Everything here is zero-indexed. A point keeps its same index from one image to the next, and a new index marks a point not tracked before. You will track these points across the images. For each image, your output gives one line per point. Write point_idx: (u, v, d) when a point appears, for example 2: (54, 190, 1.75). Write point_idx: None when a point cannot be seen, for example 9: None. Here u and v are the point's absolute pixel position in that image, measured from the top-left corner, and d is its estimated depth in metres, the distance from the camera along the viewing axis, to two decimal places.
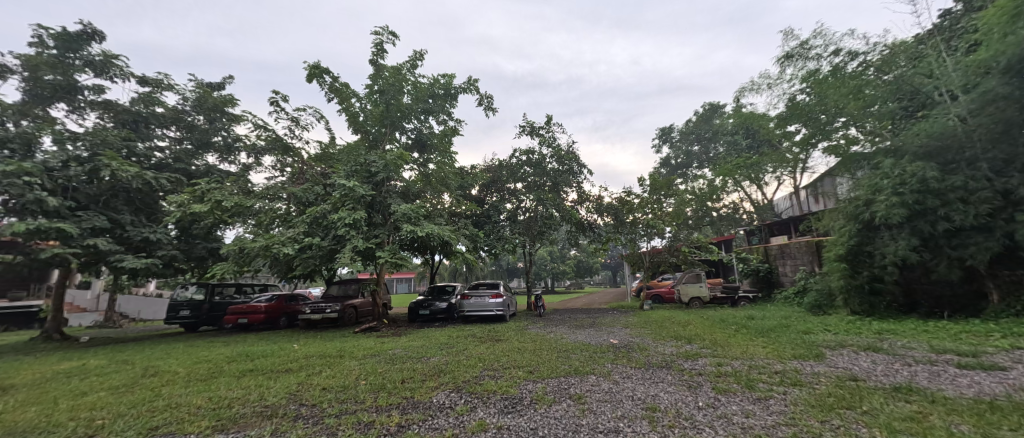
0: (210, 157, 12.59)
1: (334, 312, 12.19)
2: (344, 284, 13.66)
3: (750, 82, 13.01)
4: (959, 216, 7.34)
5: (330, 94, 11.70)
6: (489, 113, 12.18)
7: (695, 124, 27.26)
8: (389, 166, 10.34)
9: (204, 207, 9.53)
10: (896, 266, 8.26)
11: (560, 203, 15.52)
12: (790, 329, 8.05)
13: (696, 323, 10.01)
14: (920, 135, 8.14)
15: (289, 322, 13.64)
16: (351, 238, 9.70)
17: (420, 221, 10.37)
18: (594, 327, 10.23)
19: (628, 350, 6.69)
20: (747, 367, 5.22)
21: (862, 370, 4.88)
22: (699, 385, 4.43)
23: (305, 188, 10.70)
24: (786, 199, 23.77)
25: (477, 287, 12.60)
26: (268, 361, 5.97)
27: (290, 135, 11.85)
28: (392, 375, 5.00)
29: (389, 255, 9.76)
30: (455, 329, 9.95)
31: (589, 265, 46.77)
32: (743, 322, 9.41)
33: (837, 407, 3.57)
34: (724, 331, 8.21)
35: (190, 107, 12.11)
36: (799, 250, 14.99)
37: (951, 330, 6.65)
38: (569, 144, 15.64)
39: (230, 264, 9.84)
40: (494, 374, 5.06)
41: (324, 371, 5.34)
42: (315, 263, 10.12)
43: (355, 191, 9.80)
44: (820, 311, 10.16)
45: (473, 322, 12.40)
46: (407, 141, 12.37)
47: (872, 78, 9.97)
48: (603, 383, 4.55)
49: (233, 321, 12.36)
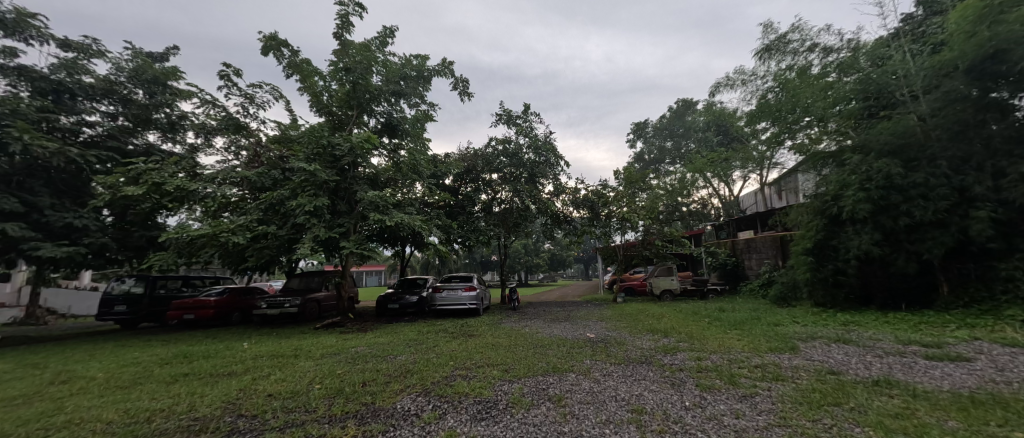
0: (151, 135, 11.52)
1: (293, 307, 11.44)
2: (306, 277, 12.83)
3: (726, 77, 13.07)
4: (919, 211, 7.56)
5: (289, 70, 10.76)
6: (465, 99, 11.61)
7: (668, 120, 27.63)
8: (355, 150, 9.61)
9: (139, 191, 8.51)
10: (859, 259, 8.50)
11: (537, 195, 15.23)
12: (760, 321, 8.13)
13: (668, 315, 10.05)
14: (885, 132, 8.36)
15: (243, 318, 12.70)
16: (312, 226, 8.96)
17: (389, 209, 9.73)
18: (570, 322, 10.02)
19: (606, 345, 6.50)
20: (725, 361, 5.12)
21: (838, 362, 4.84)
22: (681, 382, 4.24)
23: (261, 172, 9.83)
24: (752, 195, 24.64)
25: (450, 279, 12.13)
26: (209, 364, 5.36)
27: (244, 113, 10.85)
28: (351, 377, 4.53)
29: (354, 245, 9.08)
30: (426, 324, 9.49)
31: (561, 258, 46.94)
32: (715, 315, 9.49)
33: (823, 404, 3.44)
34: (697, 324, 8.20)
35: (125, 78, 10.96)
36: (765, 245, 15.44)
37: (911, 321, 6.86)
38: (547, 134, 15.38)
39: (172, 255, 8.89)
40: (466, 374, 4.67)
41: (273, 374, 4.81)
42: (272, 253, 9.34)
43: (317, 176, 9.03)
44: (785, 303, 10.47)
45: (444, 316, 11.95)
46: (376, 124, 11.58)
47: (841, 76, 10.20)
48: (584, 382, 4.28)
49: (178, 317, 11.32)
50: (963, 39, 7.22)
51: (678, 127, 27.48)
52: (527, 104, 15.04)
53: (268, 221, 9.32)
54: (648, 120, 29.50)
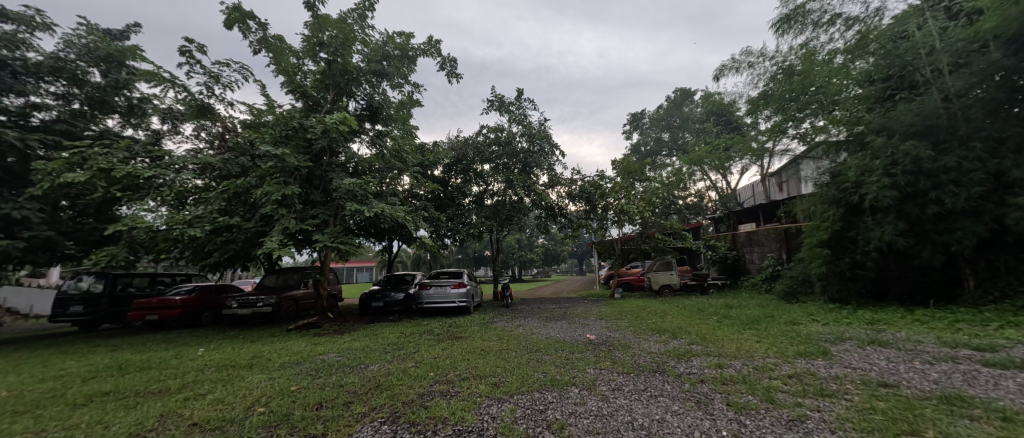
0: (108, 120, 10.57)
1: (267, 306, 10.56)
2: (282, 273, 11.92)
3: (732, 59, 12.28)
4: (950, 198, 6.89)
5: (257, 46, 9.78)
6: (453, 80, 10.75)
7: (666, 110, 26.89)
8: (330, 133, 8.68)
9: (83, 178, 7.55)
10: (880, 252, 7.82)
11: (531, 186, 14.47)
12: (775, 318, 7.45)
13: (671, 313, 9.34)
14: (910, 113, 7.68)
15: (214, 318, 11.80)
16: (281, 217, 8.05)
17: (368, 199, 8.86)
18: (566, 321, 9.27)
19: (609, 349, 5.76)
20: (750, 370, 4.40)
21: (886, 371, 4.11)
22: (708, 399, 3.49)
23: (226, 158, 8.90)
24: (749, 188, 24.20)
25: (438, 275, 11.31)
26: (142, 380, 4.53)
27: (208, 94, 9.87)
28: (307, 397, 3.72)
29: (329, 239, 8.18)
30: (410, 325, 8.70)
31: (555, 253, 46.31)
32: (722, 312, 8.81)
33: (897, 432, 2.71)
34: (706, 323, 7.49)
35: (76, 55, 9.96)
36: (767, 238, 14.84)
37: (945, 319, 6.20)
38: (541, 122, 14.57)
39: (124, 249, 7.95)
40: (448, 390, 3.88)
41: (211, 393, 3.99)
42: (238, 248, 8.43)
43: (286, 162, 8.11)
44: (795, 299, 9.84)
45: (433, 315, 11.14)
46: (356, 108, 10.65)
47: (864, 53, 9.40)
48: (589, 401, 3.52)
49: (140, 317, 10.42)
50: (1004, 7, 6.53)
51: (675, 117, 26.78)
52: (520, 89, 14.22)
53: (233, 212, 8.42)
54: (645, 110, 28.75)
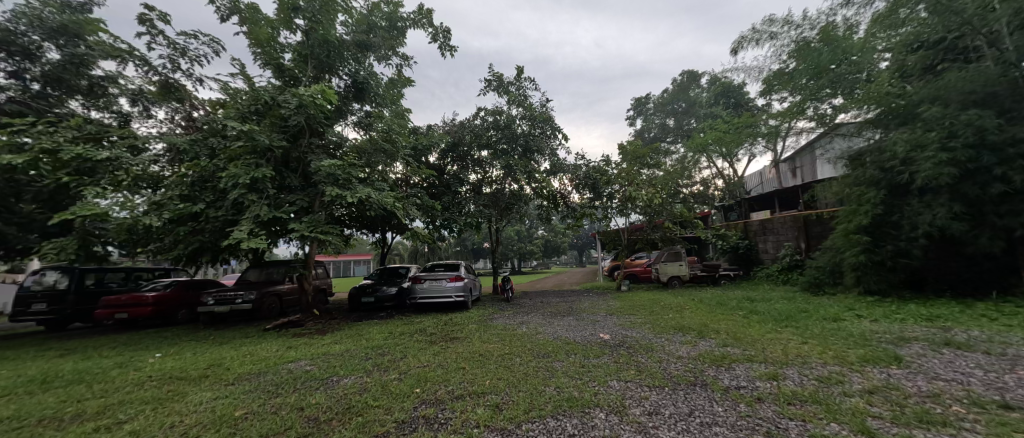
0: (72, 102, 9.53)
1: (246, 303, 9.66)
2: (264, 268, 11.02)
3: (750, 30, 11.30)
4: (1019, 176, 6.00)
5: (228, 14, 8.77)
6: (447, 52, 9.77)
7: (672, 94, 25.81)
8: (308, 109, 7.71)
9: (23, 159, 6.62)
10: (928, 237, 6.94)
11: (532, 172, 13.54)
12: (811, 313, 6.60)
13: (689, 308, 8.50)
14: (966, 81, 6.76)
15: (191, 315, 10.94)
16: (251, 204, 7.12)
17: (352, 183, 7.92)
18: (574, 317, 8.42)
19: (631, 354, 4.87)
20: (813, 382, 3.52)
21: (997, 385, 3.21)
22: (782, 432, 2.60)
23: (193, 139, 7.97)
24: (758, 176, 23.32)
25: (433, 267, 10.43)
26: (56, 401, 3.65)
27: (173, 69, 8.88)
28: (248, 431, 2.83)
29: (306, 228, 7.26)
30: (401, 323, 7.84)
31: (556, 245, 45.46)
32: (746, 306, 7.97)
33: None
34: (732, 319, 6.64)
35: (26, 27, 8.85)
36: (783, 226, 13.97)
37: (1017, 314, 5.34)
38: (542, 103, 13.59)
39: (74, 241, 7.04)
40: (435, 416, 3.00)
41: (130, 422, 3.10)
42: (206, 239, 7.54)
43: (257, 140, 7.17)
44: (822, 291, 9.01)
45: (428, 310, 10.29)
46: (340, 84, 9.68)
47: (909, 15, 8.41)
48: (624, 434, 2.63)
49: (108, 316, 9.57)
50: None
51: (681, 101, 25.75)
52: (519, 68, 13.23)
53: (199, 199, 7.50)
54: (650, 95, 27.67)
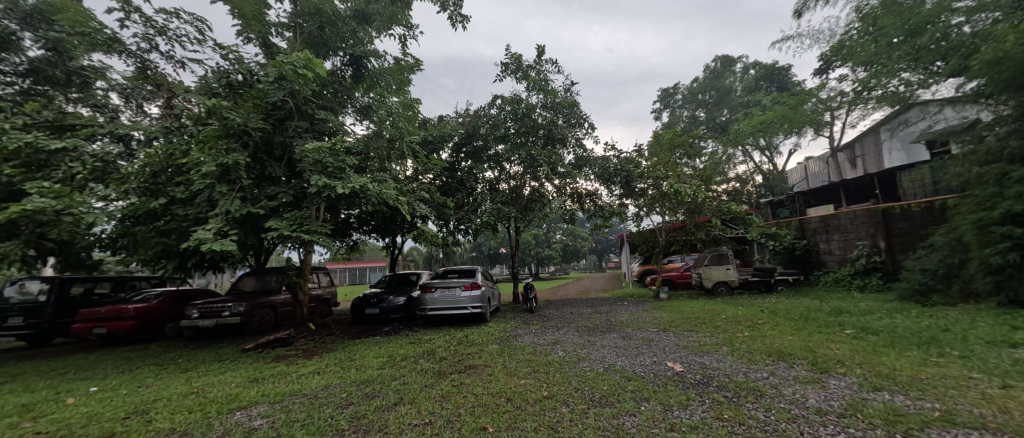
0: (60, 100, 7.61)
1: (234, 316, 8.37)
2: (259, 276, 9.79)
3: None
4: None
5: None
6: (458, 23, 8.38)
7: (704, 82, 23.76)
8: (294, 85, 6.41)
9: None
10: None
11: (556, 165, 11.96)
12: (961, 333, 4.80)
13: (766, 324, 6.72)
14: None
15: (179, 330, 9.76)
16: (224, 198, 5.84)
17: (346, 173, 6.57)
18: (618, 334, 6.78)
19: (739, 405, 3.17)
20: None
21: None
22: None
23: (167, 126, 6.79)
24: (802, 169, 21.10)
25: (446, 274, 8.94)
26: None
27: (148, 49, 7.83)
28: None
29: (288, 226, 5.92)
30: (406, 342, 6.37)
31: (575, 249, 43.28)
32: (845, 321, 6.19)
33: None
34: (846, 343, 4.90)
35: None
36: (852, 222, 11.96)
37: None
38: (565, 87, 12.09)
39: (19, 245, 5.83)
40: None
41: None
42: (175, 242, 6.26)
43: (230, 119, 5.90)
44: (934, 300, 7.11)
45: (441, 324, 8.82)
46: (337, 62, 8.35)
47: None
48: None
49: (85, 331, 8.44)
50: None
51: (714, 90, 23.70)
52: (540, 48, 11.75)
53: (166, 195, 6.25)
54: (677, 85, 25.73)
